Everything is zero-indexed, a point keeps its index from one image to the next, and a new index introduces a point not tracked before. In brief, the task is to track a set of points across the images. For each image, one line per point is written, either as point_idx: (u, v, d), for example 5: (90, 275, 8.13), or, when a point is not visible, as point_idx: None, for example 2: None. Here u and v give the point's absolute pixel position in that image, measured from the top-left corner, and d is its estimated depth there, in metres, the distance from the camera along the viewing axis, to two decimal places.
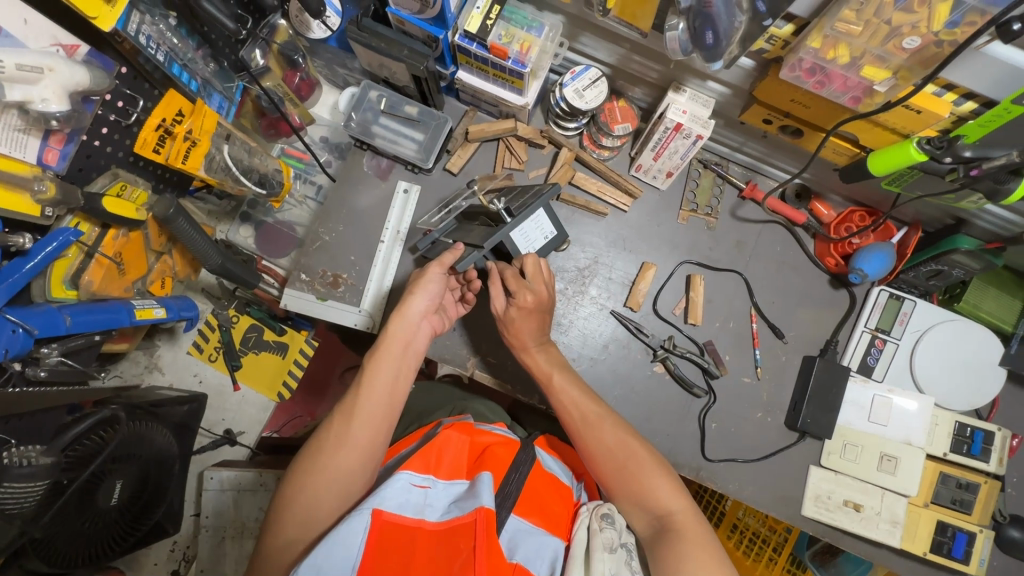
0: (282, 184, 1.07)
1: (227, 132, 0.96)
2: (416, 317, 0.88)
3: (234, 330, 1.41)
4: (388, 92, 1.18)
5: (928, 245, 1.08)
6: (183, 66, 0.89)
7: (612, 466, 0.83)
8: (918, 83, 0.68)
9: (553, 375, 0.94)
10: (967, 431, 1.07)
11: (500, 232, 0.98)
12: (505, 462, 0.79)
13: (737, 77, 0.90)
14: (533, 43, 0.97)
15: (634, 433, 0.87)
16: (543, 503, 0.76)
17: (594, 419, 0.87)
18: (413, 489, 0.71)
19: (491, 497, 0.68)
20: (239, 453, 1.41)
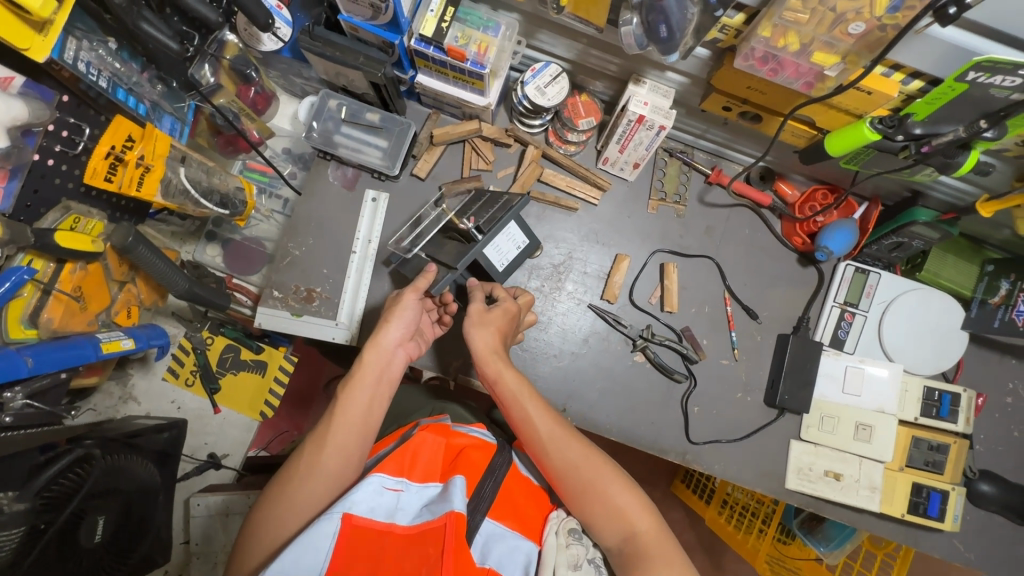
0: (245, 203, 1.04)
1: (182, 154, 0.94)
2: (392, 345, 0.85)
3: (209, 352, 1.38)
4: (347, 100, 1.16)
5: (889, 219, 1.11)
6: (129, 90, 0.86)
7: (573, 488, 0.78)
8: (867, 66, 0.69)
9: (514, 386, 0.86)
10: (935, 395, 1.11)
11: (471, 252, 0.99)
12: (479, 467, 0.79)
13: (694, 67, 0.91)
14: (490, 44, 0.96)
15: (599, 449, 0.82)
16: (519, 508, 0.77)
17: (554, 437, 0.82)
18: (386, 493, 0.72)
19: (462, 500, 0.68)
20: (224, 476, 1.38)
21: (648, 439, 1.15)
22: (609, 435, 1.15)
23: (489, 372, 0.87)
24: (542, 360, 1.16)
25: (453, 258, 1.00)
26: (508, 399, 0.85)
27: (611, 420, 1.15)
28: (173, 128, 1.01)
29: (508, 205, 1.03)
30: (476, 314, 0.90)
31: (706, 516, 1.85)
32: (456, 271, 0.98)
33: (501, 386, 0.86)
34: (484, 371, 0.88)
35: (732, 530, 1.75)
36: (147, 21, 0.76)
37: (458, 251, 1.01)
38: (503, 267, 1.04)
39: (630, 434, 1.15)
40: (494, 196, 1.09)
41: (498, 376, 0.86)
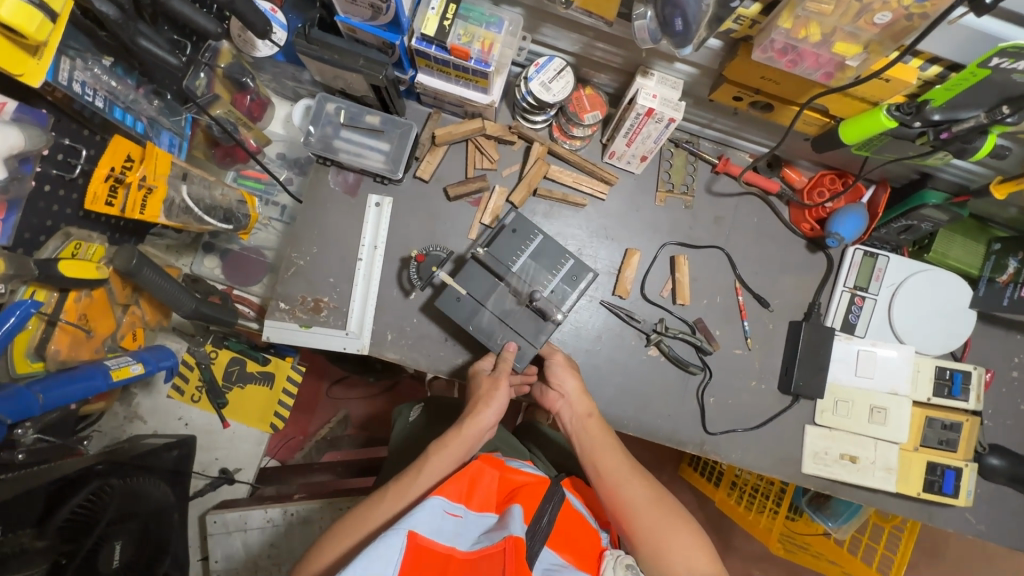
0: (248, 216, 1.01)
1: (183, 170, 0.90)
2: (485, 427, 0.94)
3: (214, 366, 1.35)
4: (346, 103, 1.11)
5: (898, 201, 1.11)
6: (126, 109, 0.82)
7: (643, 522, 0.86)
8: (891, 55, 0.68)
9: (591, 428, 0.99)
10: (947, 374, 1.12)
11: (550, 330, 1.05)
12: (536, 496, 0.80)
13: (705, 58, 0.89)
14: (494, 41, 0.93)
15: (664, 493, 0.91)
16: (574, 538, 0.78)
17: (628, 473, 0.92)
18: (447, 516, 0.72)
19: (520, 526, 0.69)
20: (238, 491, 1.35)
21: (666, 432, 1.16)
22: (628, 431, 1.15)
23: (582, 407, 1.02)
24: None
25: (529, 335, 1.05)
26: (593, 434, 0.99)
27: (629, 416, 1.15)
28: (172, 144, 0.95)
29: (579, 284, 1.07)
30: (559, 360, 1.05)
31: (715, 498, 1.88)
32: (536, 350, 1.05)
33: (590, 422, 1.00)
34: (574, 410, 1.02)
35: (743, 511, 1.78)
36: (143, 37, 0.72)
37: (533, 322, 1.05)
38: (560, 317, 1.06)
39: (648, 428, 1.16)
40: (542, 242, 1.08)
41: (590, 413, 1.01)
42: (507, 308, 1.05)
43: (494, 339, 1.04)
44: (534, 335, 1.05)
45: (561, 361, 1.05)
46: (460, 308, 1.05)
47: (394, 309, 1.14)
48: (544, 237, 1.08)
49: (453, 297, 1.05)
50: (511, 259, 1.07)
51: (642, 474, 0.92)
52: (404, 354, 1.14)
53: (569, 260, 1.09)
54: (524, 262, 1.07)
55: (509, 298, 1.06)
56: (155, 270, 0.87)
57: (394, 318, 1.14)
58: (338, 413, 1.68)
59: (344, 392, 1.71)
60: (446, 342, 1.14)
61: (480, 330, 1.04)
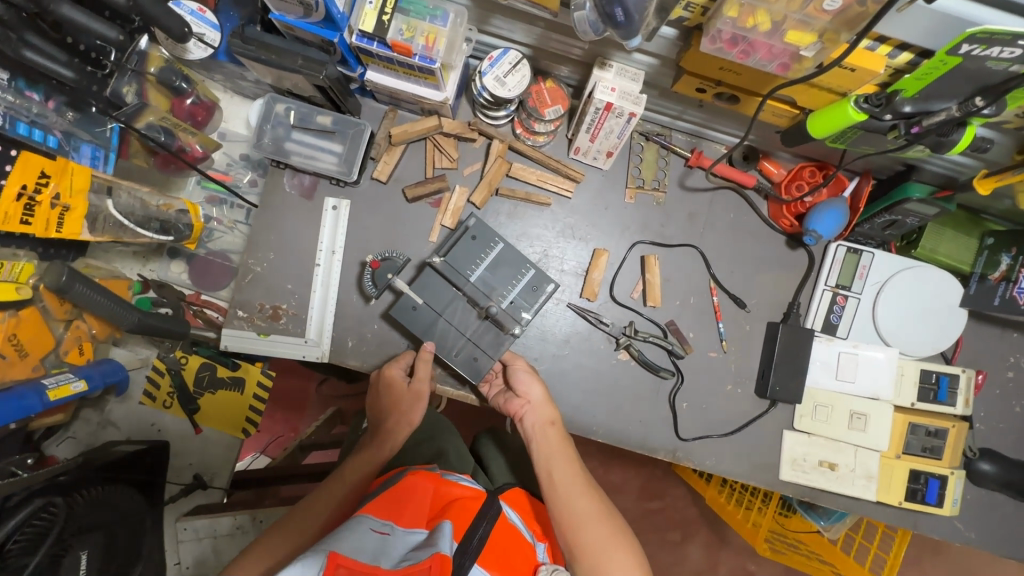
0: (189, 228, 1.02)
1: (109, 185, 0.90)
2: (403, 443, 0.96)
3: (184, 371, 1.33)
4: (295, 103, 1.07)
5: (881, 194, 1.04)
6: (31, 123, 0.82)
7: (588, 536, 0.80)
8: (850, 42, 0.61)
9: (548, 434, 0.94)
10: (933, 378, 1.06)
11: (508, 340, 1.01)
12: (469, 512, 0.77)
13: (661, 48, 0.83)
14: (439, 35, 0.88)
15: (610, 511, 0.85)
16: (506, 556, 0.74)
17: (580, 487, 0.87)
18: (372, 533, 0.69)
19: (449, 543, 0.66)
20: (212, 496, 1.37)
21: (635, 438, 1.12)
22: (596, 437, 1.12)
23: (546, 413, 0.97)
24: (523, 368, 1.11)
25: (485, 346, 1.01)
26: (552, 442, 0.93)
27: (598, 423, 1.11)
28: (95, 157, 0.92)
29: (539, 288, 1.03)
30: (523, 368, 1.02)
31: (706, 495, 1.83)
32: (492, 361, 1.00)
33: (552, 430, 0.95)
34: (537, 415, 0.96)
35: (732, 510, 1.73)
36: (29, 50, 0.77)
37: (491, 334, 1.01)
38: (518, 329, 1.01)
39: (617, 435, 1.12)
40: (502, 249, 1.03)
41: (552, 419, 0.96)
42: (464, 320, 1.01)
43: (450, 350, 1.01)
44: (490, 347, 1.01)
45: (525, 366, 1.02)
46: (417, 318, 1.01)
47: (355, 315, 1.11)
48: (504, 244, 1.03)
49: (409, 307, 1.01)
50: (467, 267, 1.02)
51: (589, 487, 0.87)
52: (366, 362, 1.11)
53: (531, 269, 1.03)
54: (481, 273, 1.02)
55: (468, 309, 1.01)
56: (89, 285, 0.85)
57: (355, 324, 1.11)
58: (327, 410, 1.65)
59: (333, 390, 1.67)
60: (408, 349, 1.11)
61: (436, 342, 1.01)
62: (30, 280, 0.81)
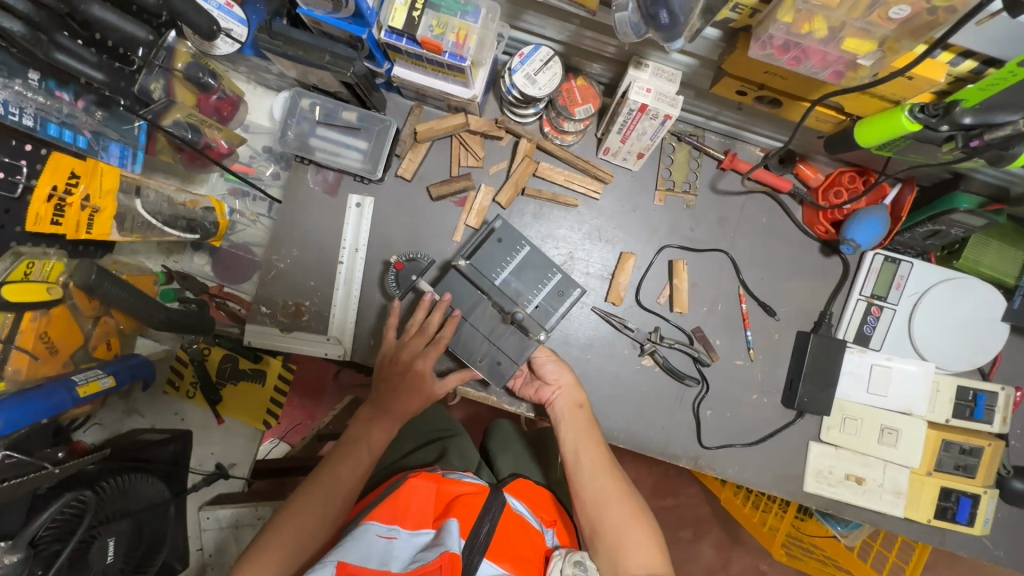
0: (217, 224, 1.05)
1: (138, 185, 0.91)
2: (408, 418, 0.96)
3: (207, 362, 1.33)
4: (321, 98, 1.06)
5: (924, 203, 1.00)
6: (61, 124, 0.79)
7: (611, 515, 0.85)
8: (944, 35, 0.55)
9: (575, 415, 0.96)
10: (970, 395, 1.03)
11: (533, 345, 0.99)
12: (474, 509, 0.77)
13: (703, 49, 0.79)
14: (470, 32, 0.86)
15: (631, 490, 0.90)
16: (516, 546, 0.75)
17: (604, 468, 0.90)
18: (378, 539, 0.69)
19: (456, 542, 0.68)
20: (235, 485, 1.38)
21: (656, 445, 1.10)
22: (617, 444, 1.10)
23: (575, 395, 0.98)
24: None
25: (511, 352, 0.99)
26: (579, 425, 0.95)
27: (616, 428, 1.10)
28: (123, 156, 0.91)
29: (564, 290, 1.01)
30: (550, 356, 0.99)
31: (721, 495, 1.81)
32: (516, 368, 0.99)
33: (579, 412, 0.96)
34: (566, 399, 0.97)
35: (747, 512, 1.70)
36: (62, 50, 0.72)
37: (516, 339, 0.99)
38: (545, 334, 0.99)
39: (638, 442, 1.10)
40: (528, 253, 1.01)
41: (581, 400, 0.97)
42: (490, 323, 1.00)
43: (474, 355, 0.99)
44: (513, 352, 0.99)
45: (549, 352, 1.00)
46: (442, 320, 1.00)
47: (377, 314, 1.11)
48: (530, 248, 1.01)
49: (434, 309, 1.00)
50: (492, 270, 1.01)
51: (614, 468, 0.91)
52: None
53: (557, 273, 1.02)
54: (505, 276, 1.00)
55: (492, 313, 1.00)
56: (116, 283, 0.87)
57: (376, 323, 1.11)
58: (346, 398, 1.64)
59: (351, 378, 1.66)
60: None
61: (460, 345, 0.99)
62: (61, 278, 0.81)
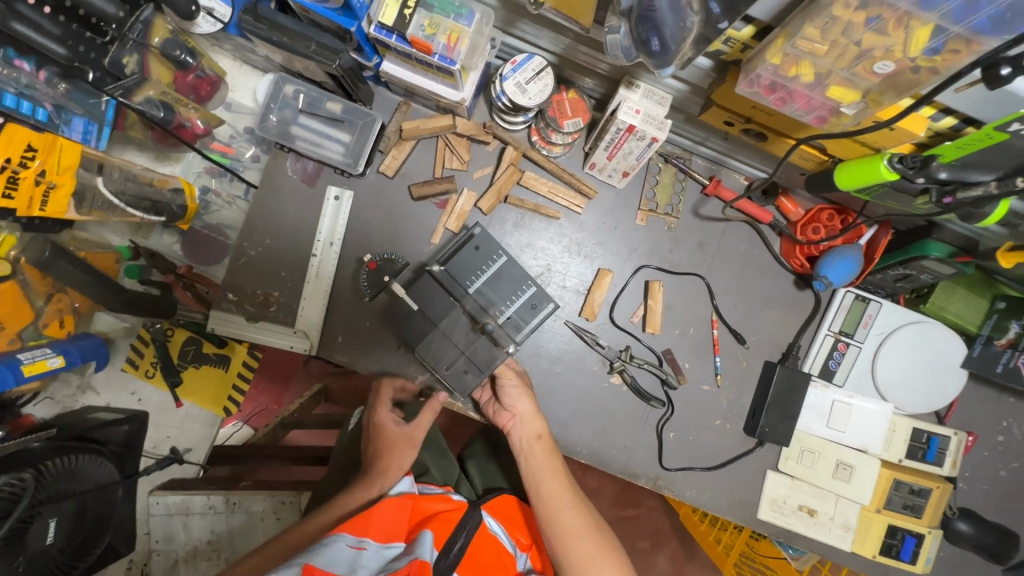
0: (184, 208, 1.04)
1: (100, 162, 0.89)
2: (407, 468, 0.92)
3: (170, 344, 1.30)
4: (306, 86, 1.03)
5: (897, 247, 1.02)
6: (19, 94, 0.78)
7: (578, 551, 0.84)
8: (914, 103, 0.57)
9: (535, 446, 0.94)
10: (924, 437, 1.04)
11: (501, 357, 0.98)
12: (450, 524, 0.79)
13: (694, 77, 0.79)
14: (462, 35, 0.84)
15: (597, 522, 0.89)
16: (487, 565, 0.77)
17: (568, 502, 0.89)
18: (347, 547, 0.69)
19: (428, 551, 0.69)
20: (188, 471, 1.35)
21: (618, 464, 1.10)
22: (579, 459, 1.10)
23: (534, 427, 0.95)
24: None
25: (478, 360, 0.98)
26: (540, 457, 0.93)
27: (580, 444, 1.10)
28: (87, 131, 0.90)
29: (538, 305, 1.00)
30: (512, 385, 0.97)
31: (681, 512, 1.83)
32: (481, 380, 0.97)
33: (539, 445, 0.94)
34: (525, 430, 0.95)
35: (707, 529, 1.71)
36: (18, 20, 0.72)
37: (484, 349, 0.98)
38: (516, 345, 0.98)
39: (600, 458, 1.10)
40: (504, 264, 1.00)
41: (540, 432, 0.95)
42: (460, 332, 0.98)
43: (441, 362, 0.98)
44: (481, 361, 0.98)
45: (515, 380, 0.97)
46: (411, 325, 0.99)
47: (348, 310, 1.09)
48: (507, 258, 1.00)
49: (404, 313, 0.99)
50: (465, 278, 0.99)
51: (577, 501, 0.90)
52: (354, 357, 1.09)
53: (532, 287, 1.01)
54: (479, 285, 1.00)
55: (464, 322, 0.99)
56: (73, 261, 0.87)
57: (346, 320, 1.09)
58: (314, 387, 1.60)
59: (322, 366, 1.62)
60: (398, 350, 1.09)
61: (427, 352, 0.98)
62: (10, 252, 0.81)
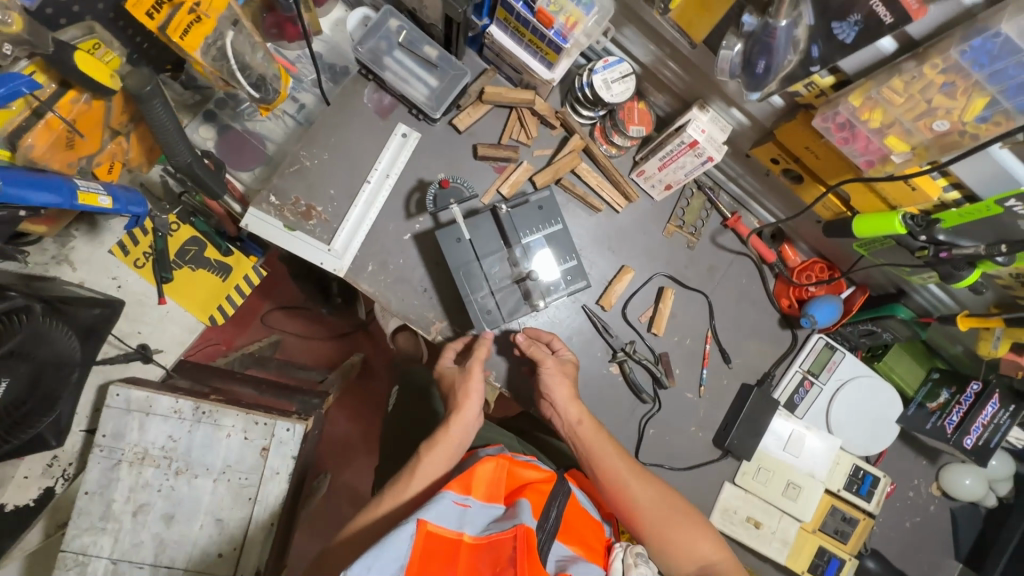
0: (277, 93, 1.02)
1: (234, 19, 0.93)
2: (472, 419, 0.96)
3: (170, 239, 1.25)
4: (410, 25, 1.08)
5: (869, 306, 1.20)
6: None
7: (653, 520, 0.92)
8: (942, 167, 0.73)
9: (580, 426, 0.99)
10: (860, 473, 1.21)
11: (526, 309, 1.08)
12: (543, 492, 0.81)
13: (763, 112, 0.94)
14: (579, 21, 0.95)
15: (665, 486, 0.96)
16: (581, 535, 0.81)
17: (631, 475, 0.95)
18: (454, 505, 0.75)
19: (530, 517, 0.71)
20: (150, 373, 1.25)
21: None
22: None
23: (572, 415, 1.00)
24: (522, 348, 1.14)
25: (504, 309, 1.07)
26: (591, 438, 0.98)
27: None
28: None
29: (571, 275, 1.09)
30: (551, 367, 1.02)
31: None
32: (503, 323, 1.07)
33: (582, 429, 0.99)
34: (564, 418, 1.01)
35: None
36: None
37: (514, 301, 1.07)
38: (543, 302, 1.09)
39: None
40: (561, 228, 1.09)
41: (579, 418, 1.00)
42: (501, 278, 1.07)
43: (474, 294, 1.06)
44: (507, 308, 1.07)
45: (553, 369, 1.02)
46: (457, 251, 1.06)
47: (385, 243, 1.12)
48: (563, 226, 1.09)
49: (453, 239, 1.06)
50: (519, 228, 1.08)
51: (641, 471, 0.96)
52: (378, 290, 1.11)
53: (573, 260, 1.10)
54: (536, 236, 1.08)
55: (505, 265, 1.07)
56: (165, 107, 0.91)
57: (380, 251, 1.11)
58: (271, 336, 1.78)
59: (279, 321, 1.80)
60: (423, 293, 1.12)
61: (465, 280, 1.06)
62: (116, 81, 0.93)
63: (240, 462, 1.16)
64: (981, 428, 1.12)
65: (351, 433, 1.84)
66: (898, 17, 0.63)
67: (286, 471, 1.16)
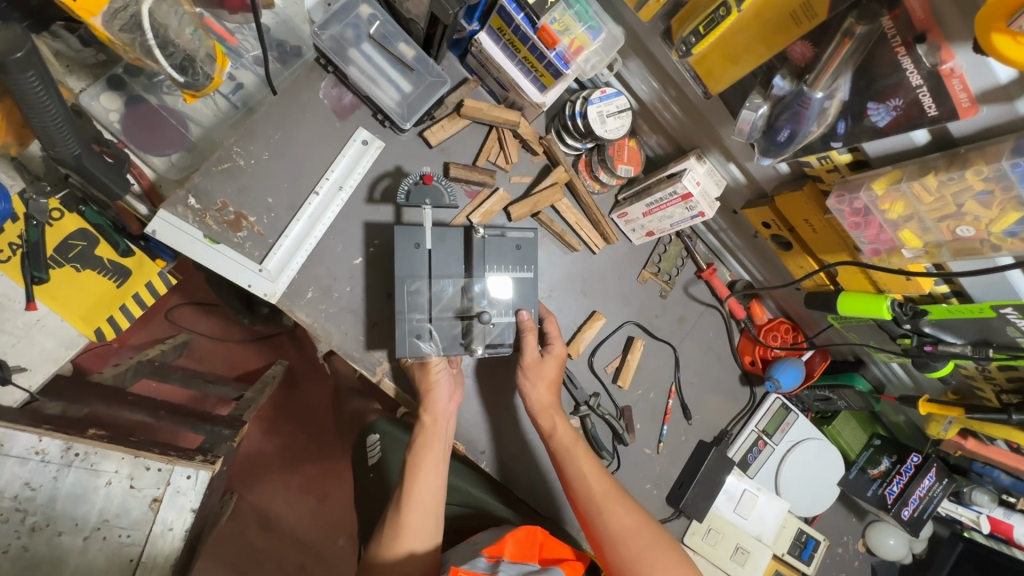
0: (210, 79, 0.81)
1: None
2: (451, 409, 0.92)
3: (50, 229, 0.99)
4: (384, 16, 0.92)
5: (828, 372, 1.20)
6: None
7: (629, 551, 0.82)
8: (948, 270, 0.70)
9: (556, 426, 0.94)
10: (803, 537, 1.22)
11: (460, 349, 0.92)
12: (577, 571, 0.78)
13: (764, 175, 0.88)
14: (585, 46, 0.86)
15: (648, 517, 0.87)
16: None
17: (614, 494, 0.88)
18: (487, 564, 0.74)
19: None
20: (9, 398, 0.97)
21: (556, 509, 1.05)
22: (519, 493, 1.05)
23: (543, 425, 0.95)
24: (479, 395, 1.02)
25: (438, 341, 0.91)
26: (567, 444, 0.92)
27: (527, 476, 1.04)
28: None
29: (522, 326, 0.93)
30: (530, 366, 0.95)
31: None
32: (429, 353, 0.91)
33: (554, 439, 0.93)
34: (544, 421, 0.95)
35: None
36: None
37: (451, 335, 0.92)
38: (480, 348, 0.93)
39: (542, 498, 1.05)
40: (526, 264, 0.94)
41: (551, 430, 0.94)
42: (458, 321, 0.92)
43: (410, 311, 0.89)
44: (442, 342, 0.91)
45: (531, 370, 0.96)
46: (413, 259, 0.89)
47: (331, 267, 0.95)
48: (533, 276, 0.95)
49: (411, 243, 0.89)
50: (481, 260, 0.93)
51: (623, 498, 0.88)
52: (316, 321, 0.94)
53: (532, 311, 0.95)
54: (498, 272, 0.93)
55: (456, 295, 0.92)
56: (44, 80, 0.69)
57: (324, 276, 0.94)
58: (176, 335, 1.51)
59: (189, 318, 1.54)
60: (371, 328, 0.96)
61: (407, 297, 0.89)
62: None
63: (121, 516, 0.94)
64: (918, 500, 1.16)
65: (267, 449, 1.61)
66: (944, 111, 0.57)
67: (181, 526, 0.96)
